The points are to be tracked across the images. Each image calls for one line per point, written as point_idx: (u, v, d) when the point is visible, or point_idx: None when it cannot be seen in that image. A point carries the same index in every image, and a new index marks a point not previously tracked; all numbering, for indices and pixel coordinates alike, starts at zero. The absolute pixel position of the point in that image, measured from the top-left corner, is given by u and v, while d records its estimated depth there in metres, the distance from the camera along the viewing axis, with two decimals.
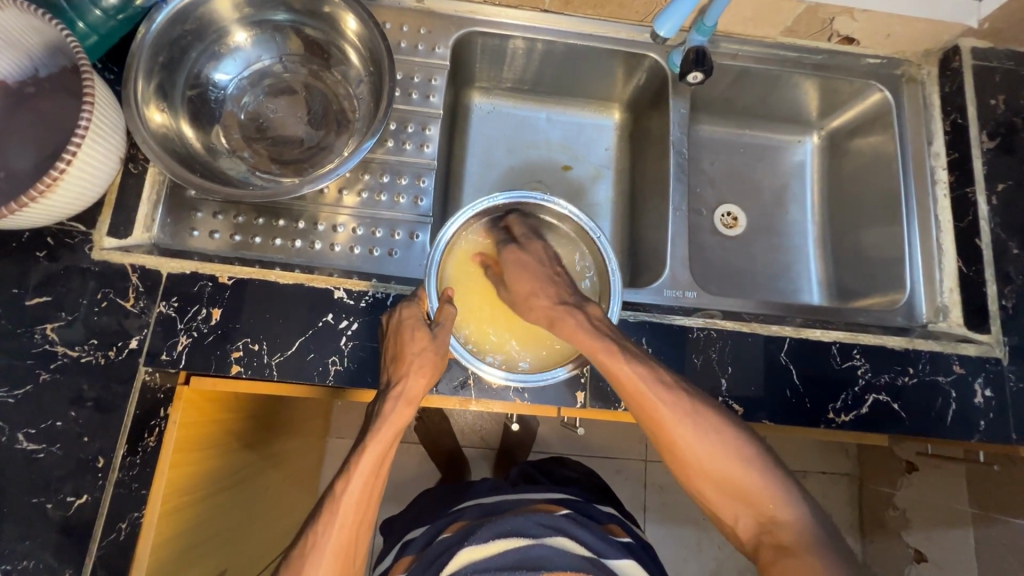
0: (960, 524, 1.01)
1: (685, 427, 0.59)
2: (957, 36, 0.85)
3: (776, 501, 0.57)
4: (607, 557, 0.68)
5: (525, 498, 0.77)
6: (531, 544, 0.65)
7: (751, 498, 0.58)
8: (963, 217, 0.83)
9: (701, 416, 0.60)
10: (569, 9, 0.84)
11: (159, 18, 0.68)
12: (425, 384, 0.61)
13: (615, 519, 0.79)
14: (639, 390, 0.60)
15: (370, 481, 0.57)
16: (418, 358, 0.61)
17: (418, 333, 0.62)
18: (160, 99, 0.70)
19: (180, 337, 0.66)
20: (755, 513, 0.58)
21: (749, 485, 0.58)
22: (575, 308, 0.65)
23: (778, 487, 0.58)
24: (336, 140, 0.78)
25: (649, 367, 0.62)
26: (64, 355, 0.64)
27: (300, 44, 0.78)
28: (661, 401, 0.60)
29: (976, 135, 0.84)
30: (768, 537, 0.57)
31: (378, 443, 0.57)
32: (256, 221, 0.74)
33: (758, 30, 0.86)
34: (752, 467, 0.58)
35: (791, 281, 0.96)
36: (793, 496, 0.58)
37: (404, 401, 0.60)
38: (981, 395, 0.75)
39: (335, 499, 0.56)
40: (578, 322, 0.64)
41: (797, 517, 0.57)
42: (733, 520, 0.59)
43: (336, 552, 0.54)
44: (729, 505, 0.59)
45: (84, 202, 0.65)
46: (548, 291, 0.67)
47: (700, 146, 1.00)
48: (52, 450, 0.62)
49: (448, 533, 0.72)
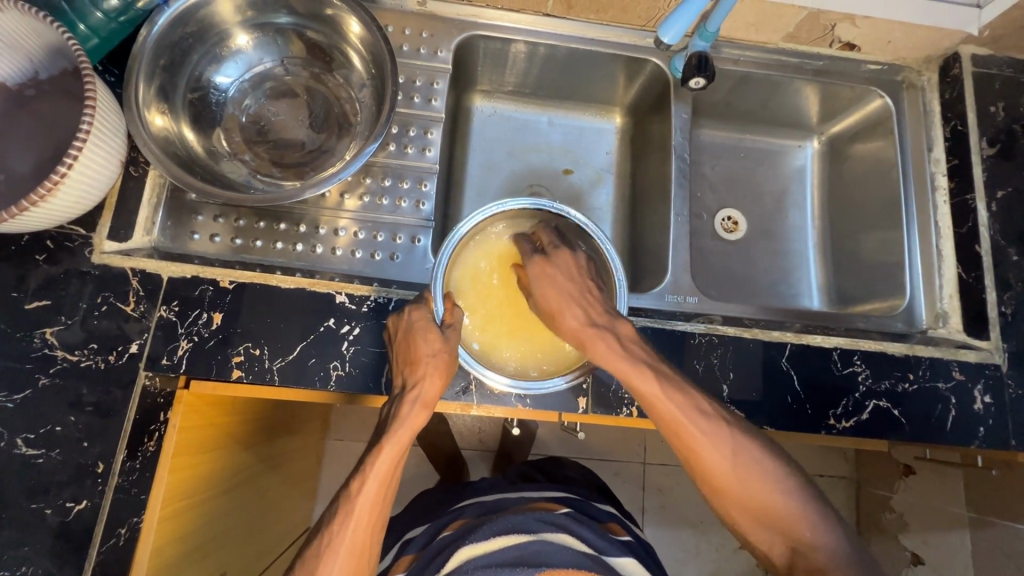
0: (957, 527, 1.02)
1: (721, 453, 0.59)
2: (957, 42, 0.86)
3: (813, 528, 0.57)
4: (608, 554, 0.68)
5: (524, 496, 0.77)
6: (530, 540, 0.65)
7: (786, 525, 0.57)
8: (963, 224, 0.83)
9: (739, 446, 0.60)
10: (572, 13, 0.84)
11: (160, 21, 0.67)
12: (440, 387, 0.61)
13: (615, 518, 0.79)
14: (676, 419, 0.60)
15: (385, 482, 0.56)
16: (432, 361, 0.61)
17: (431, 335, 0.62)
18: (160, 102, 0.70)
19: (181, 342, 0.66)
20: (790, 539, 0.57)
21: (786, 513, 0.58)
22: (608, 329, 0.64)
23: (815, 514, 0.58)
24: (337, 144, 0.77)
25: (686, 395, 0.62)
26: (63, 359, 0.64)
27: (302, 47, 0.77)
28: (700, 431, 0.60)
29: (976, 142, 0.84)
30: (803, 564, 0.56)
31: (395, 444, 0.57)
32: (257, 224, 0.74)
33: (760, 36, 0.87)
34: (789, 500, 0.58)
35: (791, 286, 0.96)
36: (830, 524, 0.57)
37: (420, 404, 0.60)
38: (980, 401, 0.76)
39: (350, 500, 0.56)
40: (611, 346, 0.63)
41: (835, 545, 0.56)
42: (767, 547, 0.59)
43: (349, 553, 0.54)
44: (765, 535, 0.59)
45: (84, 206, 0.64)
46: (577, 306, 0.66)
47: (701, 149, 1.00)
48: (50, 455, 0.62)
49: (448, 532, 0.71)
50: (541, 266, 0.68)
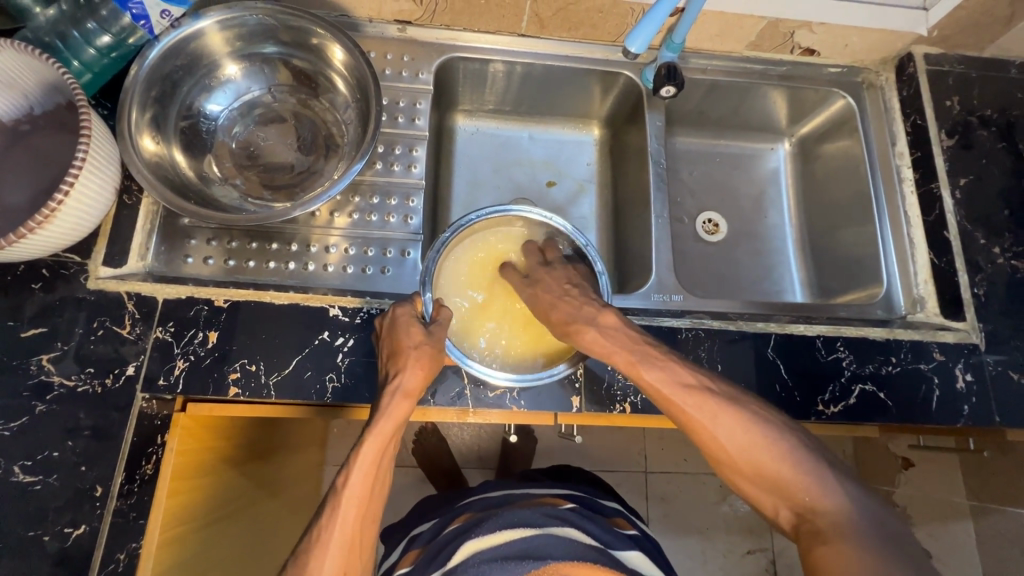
0: (960, 515, 1.06)
1: (707, 422, 0.60)
2: (910, 43, 0.91)
3: (812, 490, 0.54)
4: (615, 547, 0.68)
5: (531, 491, 0.77)
6: (537, 534, 0.65)
7: (785, 488, 0.56)
8: (930, 212, 0.87)
9: (721, 409, 0.60)
10: (545, 32, 0.89)
11: (152, 54, 0.70)
12: (423, 377, 0.62)
13: (621, 514, 0.80)
14: (660, 392, 0.62)
15: (372, 472, 0.57)
16: (415, 351, 0.62)
17: (413, 328, 0.64)
18: (152, 129, 0.72)
19: (177, 361, 0.67)
20: (793, 503, 0.55)
21: (780, 473, 0.56)
22: (591, 318, 0.67)
23: (815, 475, 0.55)
24: (326, 164, 0.80)
25: (670, 368, 0.63)
26: (60, 385, 0.64)
27: (288, 74, 0.80)
28: (682, 399, 0.61)
29: (935, 134, 0.88)
30: (806, 526, 0.54)
31: (379, 434, 0.58)
32: (250, 245, 0.76)
33: (724, 46, 0.91)
34: (787, 463, 0.56)
35: (774, 282, 0.99)
36: (831, 486, 0.54)
37: (402, 394, 0.61)
38: (962, 379, 0.78)
39: (338, 492, 0.56)
40: (594, 332, 0.66)
41: (839, 508, 0.53)
42: (772, 512, 0.58)
43: (341, 544, 0.54)
44: (764, 496, 0.58)
45: (78, 234, 0.66)
46: (562, 307, 0.69)
47: (677, 156, 1.04)
48: (48, 481, 0.62)
49: (454, 525, 0.72)
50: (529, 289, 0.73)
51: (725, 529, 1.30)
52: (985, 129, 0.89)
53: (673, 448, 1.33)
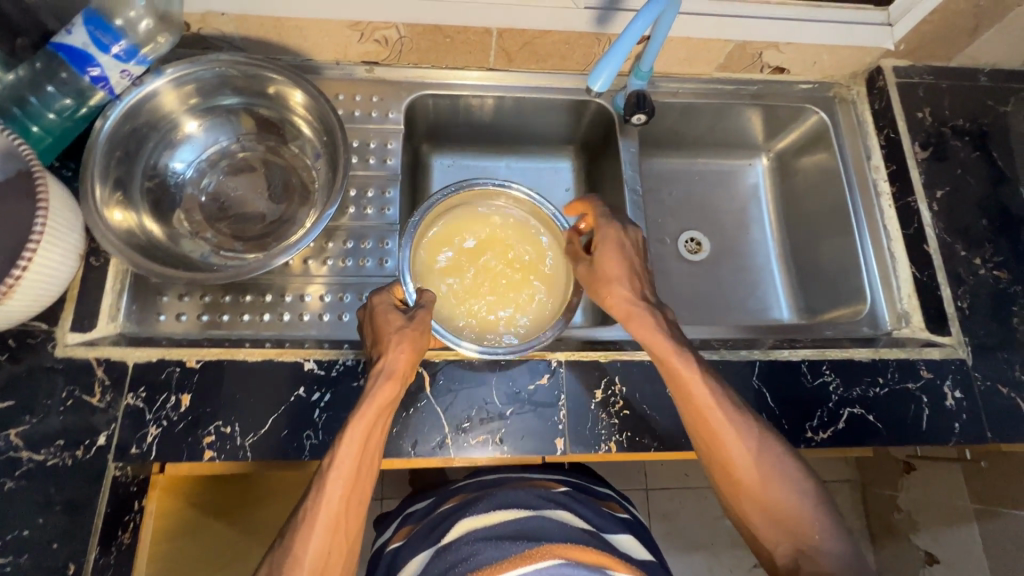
0: (964, 520, 1.04)
1: (742, 442, 0.59)
2: (877, 58, 0.91)
3: (822, 532, 0.57)
4: (606, 531, 0.66)
5: (524, 475, 0.75)
6: (530, 516, 0.61)
7: (795, 526, 0.57)
8: (909, 226, 0.86)
9: (764, 444, 0.60)
10: (513, 65, 0.88)
11: (112, 116, 0.70)
12: (406, 359, 0.61)
13: (613, 498, 0.78)
14: (703, 406, 0.61)
15: (360, 454, 0.56)
16: (396, 334, 0.61)
17: (392, 315, 0.63)
18: (117, 192, 0.71)
19: (149, 428, 0.66)
20: (796, 540, 0.57)
21: (795, 512, 0.57)
22: (657, 310, 0.65)
23: (822, 515, 0.57)
24: (298, 211, 0.79)
25: (718, 383, 0.62)
26: (29, 460, 0.63)
27: (253, 123, 0.80)
28: (727, 417, 0.60)
29: (909, 147, 0.88)
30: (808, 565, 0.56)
31: (363, 418, 0.57)
32: (224, 298, 0.75)
33: (694, 69, 0.91)
34: (803, 504, 0.58)
35: (759, 300, 0.98)
36: (838, 530, 0.57)
37: (386, 377, 0.59)
38: (951, 397, 0.77)
39: (324, 474, 0.55)
40: (655, 324, 0.64)
41: (843, 554, 0.55)
42: (771, 544, 0.58)
43: (327, 526, 0.53)
44: (770, 528, 0.58)
45: (42, 302, 0.64)
46: (629, 282, 0.66)
47: (655, 177, 1.03)
48: (18, 562, 0.60)
49: (449, 504, 0.70)
50: (614, 233, 0.67)
51: (730, 545, 1.27)
52: (958, 138, 0.89)
53: (673, 466, 1.31)
